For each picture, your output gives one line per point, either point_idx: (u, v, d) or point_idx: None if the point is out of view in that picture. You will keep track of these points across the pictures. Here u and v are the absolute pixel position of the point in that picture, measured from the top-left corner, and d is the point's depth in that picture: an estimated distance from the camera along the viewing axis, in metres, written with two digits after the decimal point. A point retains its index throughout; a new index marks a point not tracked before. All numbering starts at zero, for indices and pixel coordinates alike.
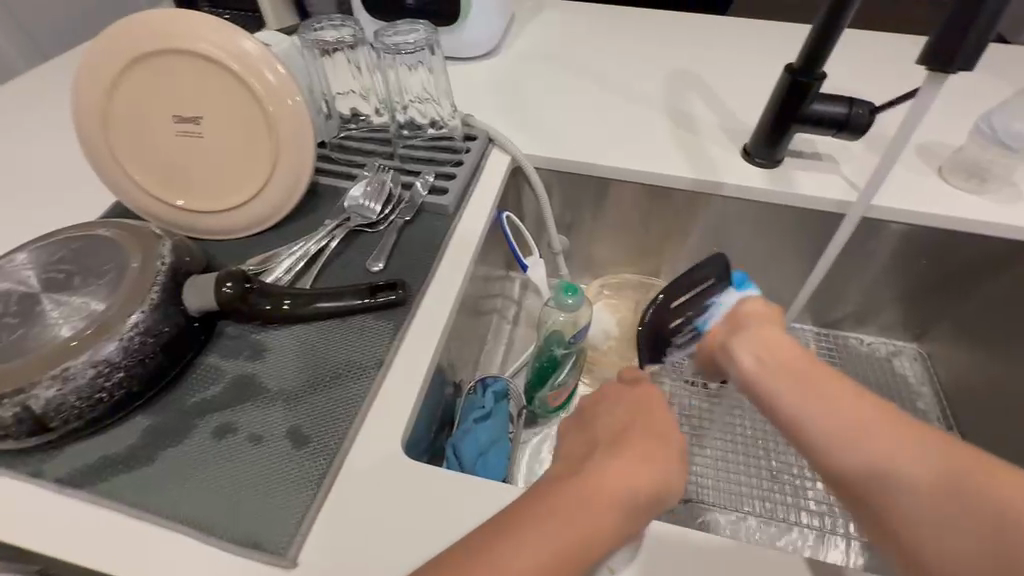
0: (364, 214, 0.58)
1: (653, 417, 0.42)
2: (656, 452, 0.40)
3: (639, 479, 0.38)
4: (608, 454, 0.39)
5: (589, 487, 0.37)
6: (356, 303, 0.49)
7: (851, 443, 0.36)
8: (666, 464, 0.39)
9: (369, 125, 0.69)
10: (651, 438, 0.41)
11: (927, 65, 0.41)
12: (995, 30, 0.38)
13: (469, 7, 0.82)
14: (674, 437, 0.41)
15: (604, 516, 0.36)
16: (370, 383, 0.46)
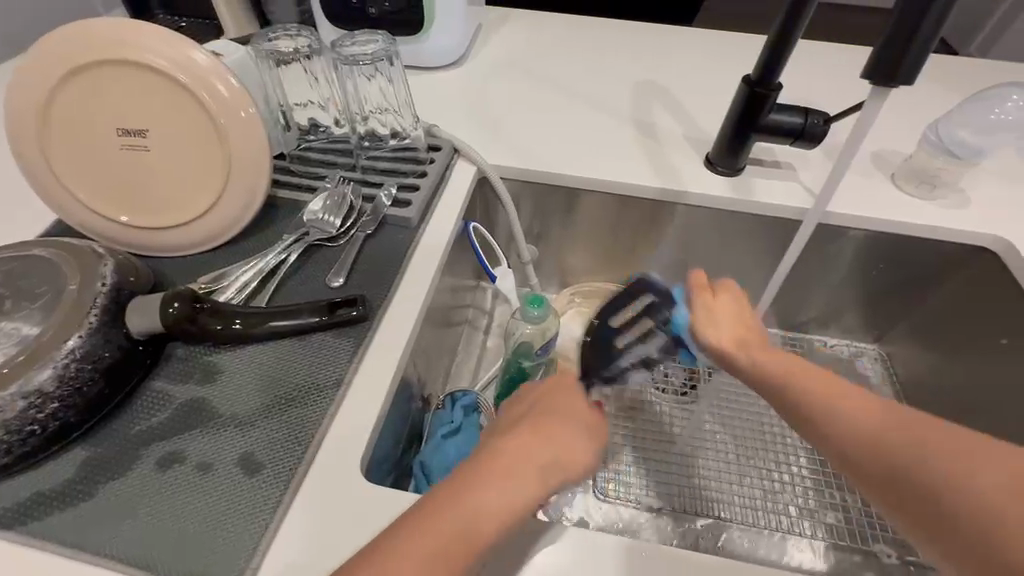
0: (324, 228, 0.56)
1: (565, 400, 0.43)
2: (559, 433, 0.40)
3: (542, 458, 0.38)
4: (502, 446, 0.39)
5: (499, 467, 0.37)
6: (313, 322, 0.48)
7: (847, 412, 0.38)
8: (571, 438, 0.40)
9: (329, 137, 0.67)
10: (559, 415, 0.41)
11: (871, 79, 0.42)
12: (932, 46, 0.39)
13: (434, 16, 0.82)
14: (581, 414, 0.42)
15: (502, 502, 0.36)
16: (328, 404, 0.44)
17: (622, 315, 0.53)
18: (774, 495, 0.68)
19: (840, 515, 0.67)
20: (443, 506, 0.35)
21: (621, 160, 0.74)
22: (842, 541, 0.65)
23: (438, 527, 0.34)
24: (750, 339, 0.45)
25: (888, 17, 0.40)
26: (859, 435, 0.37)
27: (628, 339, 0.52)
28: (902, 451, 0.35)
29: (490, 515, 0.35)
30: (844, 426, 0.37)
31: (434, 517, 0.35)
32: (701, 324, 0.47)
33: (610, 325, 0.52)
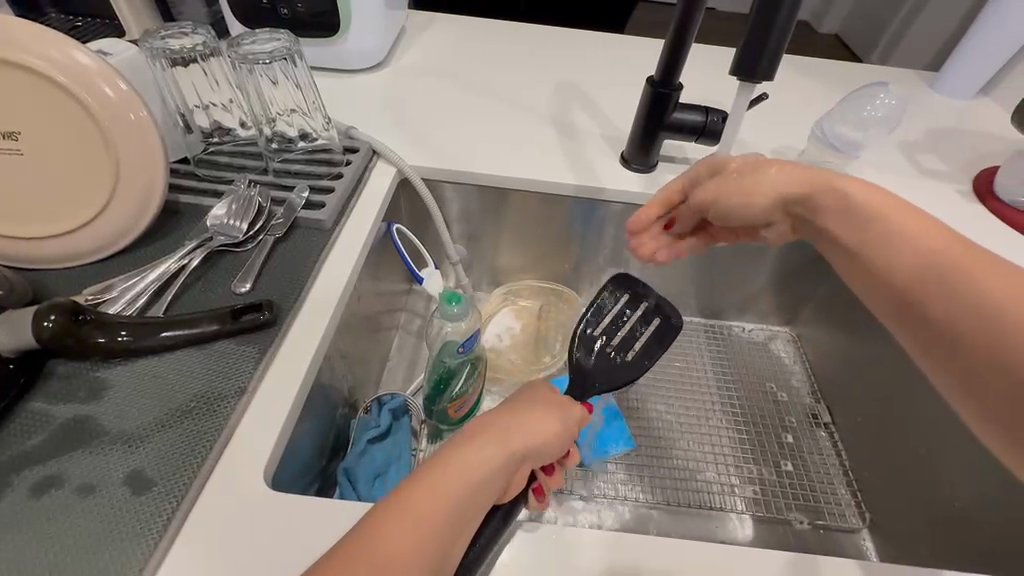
0: (229, 233, 0.54)
1: (542, 403, 0.43)
2: (534, 424, 0.41)
3: (526, 437, 0.40)
4: (481, 435, 0.38)
5: (504, 433, 0.39)
6: (214, 329, 0.46)
7: (921, 255, 0.40)
8: (543, 425, 0.42)
9: (235, 140, 0.65)
10: (529, 410, 0.42)
11: (740, 78, 0.46)
12: (784, 48, 0.44)
13: (349, 19, 0.80)
14: (551, 412, 0.43)
15: (479, 485, 0.36)
16: (230, 412, 0.42)
17: (602, 321, 0.57)
18: (703, 473, 0.71)
19: (758, 488, 0.71)
20: (425, 480, 0.34)
21: (541, 159, 0.76)
22: (761, 512, 0.69)
23: (447, 477, 0.35)
24: (811, 180, 0.46)
25: (747, 22, 0.44)
26: (927, 273, 0.39)
27: (618, 339, 0.56)
28: (935, 285, 0.38)
29: (473, 469, 0.36)
30: (896, 258, 0.41)
31: (414, 491, 0.34)
32: (739, 196, 0.50)
33: (593, 328, 0.56)
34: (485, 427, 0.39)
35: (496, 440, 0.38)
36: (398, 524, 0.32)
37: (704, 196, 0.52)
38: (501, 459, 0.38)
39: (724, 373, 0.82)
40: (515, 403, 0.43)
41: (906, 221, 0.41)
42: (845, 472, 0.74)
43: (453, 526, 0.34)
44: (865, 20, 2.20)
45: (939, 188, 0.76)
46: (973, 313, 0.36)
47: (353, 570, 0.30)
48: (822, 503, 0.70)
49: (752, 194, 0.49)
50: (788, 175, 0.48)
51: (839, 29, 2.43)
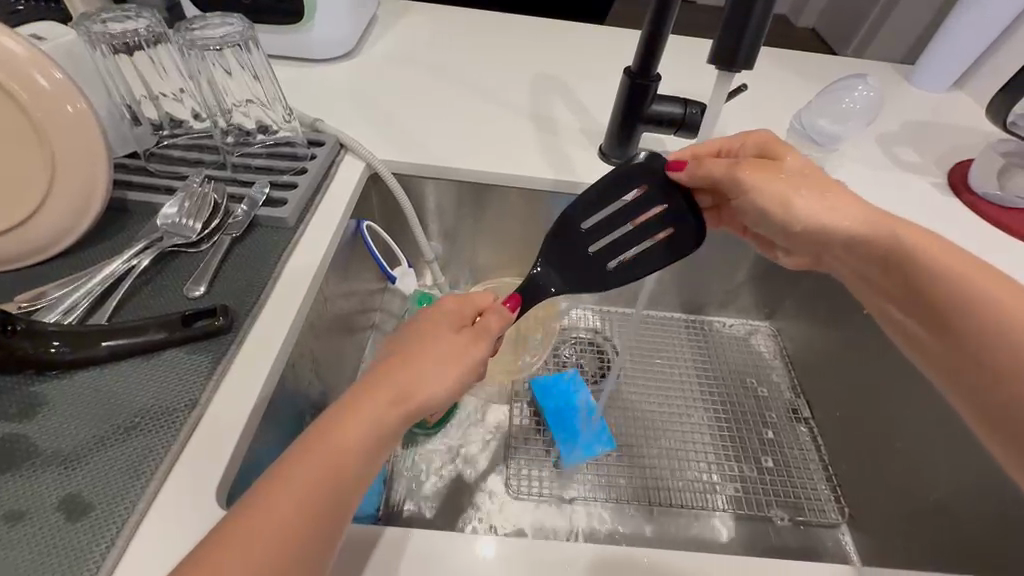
0: (182, 233, 0.51)
1: (445, 334, 0.42)
2: (439, 357, 0.40)
3: (428, 379, 0.38)
4: (376, 382, 0.38)
5: (405, 367, 0.39)
6: (163, 338, 0.43)
7: (951, 289, 0.41)
8: (434, 365, 0.39)
9: (190, 133, 0.61)
10: (428, 350, 0.40)
11: (718, 68, 0.44)
12: (763, 34, 0.42)
13: (314, 5, 0.77)
14: (461, 346, 0.41)
15: (374, 430, 0.36)
16: (179, 427, 0.39)
17: (600, 212, 0.53)
18: (686, 473, 0.70)
19: (739, 486, 0.70)
20: (323, 434, 0.35)
21: (518, 154, 0.73)
22: (741, 511, 0.68)
23: (339, 435, 0.35)
24: (849, 208, 0.45)
25: (727, 4, 0.41)
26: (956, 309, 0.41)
27: (609, 243, 0.53)
28: (972, 325, 0.41)
29: (365, 424, 0.36)
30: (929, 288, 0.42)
31: (320, 440, 0.35)
32: (774, 205, 0.47)
33: (587, 220, 0.53)
34: (382, 381, 0.38)
35: (393, 391, 0.37)
36: (292, 485, 0.33)
37: (747, 178, 0.47)
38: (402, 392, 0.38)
39: (703, 368, 0.81)
40: (416, 336, 0.42)
41: (949, 258, 0.42)
42: (825, 466, 0.73)
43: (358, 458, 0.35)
44: (841, 15, 2.23)
45: (914, 180, 0.76)
46: (1010, 351, 0.39)
47: (238, 537, 0.31)
48: (802, 499, 0.70)
49: (794, 208, 0.46)
50: (844, 208, 0.45)
51: (816, 23, 2.46)
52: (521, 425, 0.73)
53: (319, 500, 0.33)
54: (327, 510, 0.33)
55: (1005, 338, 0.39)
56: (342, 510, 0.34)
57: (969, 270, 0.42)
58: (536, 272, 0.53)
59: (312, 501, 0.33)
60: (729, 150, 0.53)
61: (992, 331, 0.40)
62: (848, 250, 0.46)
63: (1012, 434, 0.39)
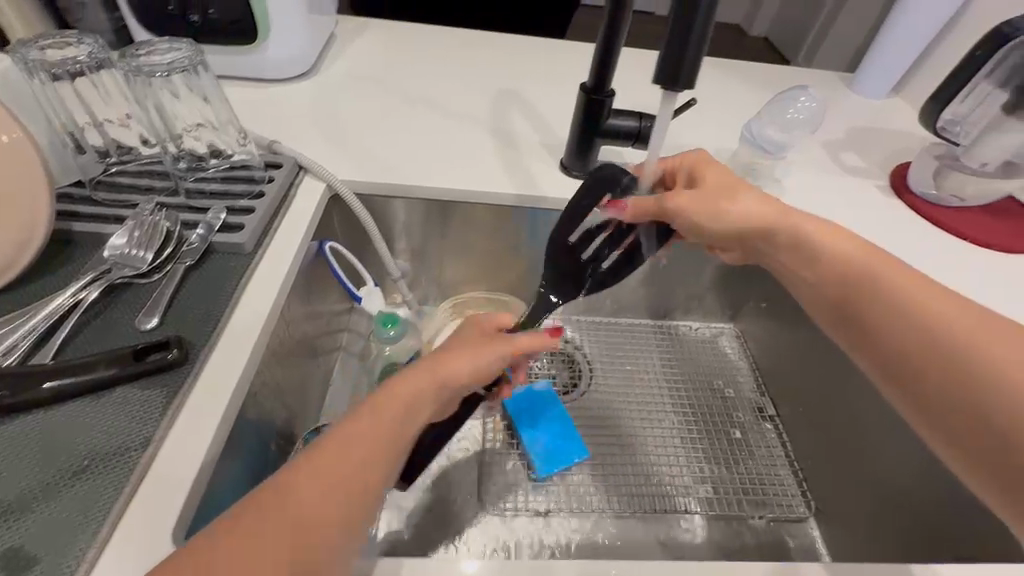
0: (132, 263, 0.49)
1: (462, 337, 0.45)
2: (459, 357, 0.42)
3: (456, 367, 0.42)
4: (388, 386, 0.40)
5: (430, 367, 0.41)
6: (113, 374, 0.41)
7: (880, 291, 0.43)
8: (454, 358, 0.42)
9: (139, 159, 0.59)
10: (442, 353, 0.43)
11: (661, 81, 0.44)
12: (701, 57, 0.43)
13: (267, 25, 0.76)
14: (483, 342, 0.44)
15: (388, 432, 0.38)
16: (133, 467, 0.38)
17: (587, 218, 0.53)
18: (660, 477, 0.72)
19: (711, 487, 0.72)
20: (339, 440, 0.37)
21: (480, 170, 0.74)
22: (713, 512, 0.70)
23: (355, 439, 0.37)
24: (774, 216, 0.48)
25: (669, 24, 0.43)
26: (882, 310, 0.43)
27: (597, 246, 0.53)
28: (902, 326, 0.42)
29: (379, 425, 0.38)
30: (859, 289, 0.44)
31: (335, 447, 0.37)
32: (709, 208, 0.49)
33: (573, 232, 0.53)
34: (396, 385, 0.40)
35: (410, 388, 0.40)
36: (309, 487, 0.35)
37: (674, 204, 0.50)
38: (432, 392, 0.41)
39: (673, 372, 0.83)
40: (440, 344, 0.45)
41: (876, 261, 0.44)
42: (790, 461, 0.76)
43: (375, 466, 0.37)
44: (790, 25, 2.34)
45: (858, 183, 0.80)
46: (935, 345, 0.40)
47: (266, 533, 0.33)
48: (770, 495, 0.72)
49: (727, 212, 0.49)
50: (769, 209, 0.48)
51: (768, 32, 2.57)
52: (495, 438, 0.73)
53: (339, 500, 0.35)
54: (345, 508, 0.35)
55: (931, 338, 0.40)
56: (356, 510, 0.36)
57: (890, 271, 0.43)
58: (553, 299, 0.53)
59: (332, 501, 0.35)
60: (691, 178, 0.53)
61: (897, 322, 0.42)
62: (784, 253, 0.48)
63: (952, 433, 0.40)
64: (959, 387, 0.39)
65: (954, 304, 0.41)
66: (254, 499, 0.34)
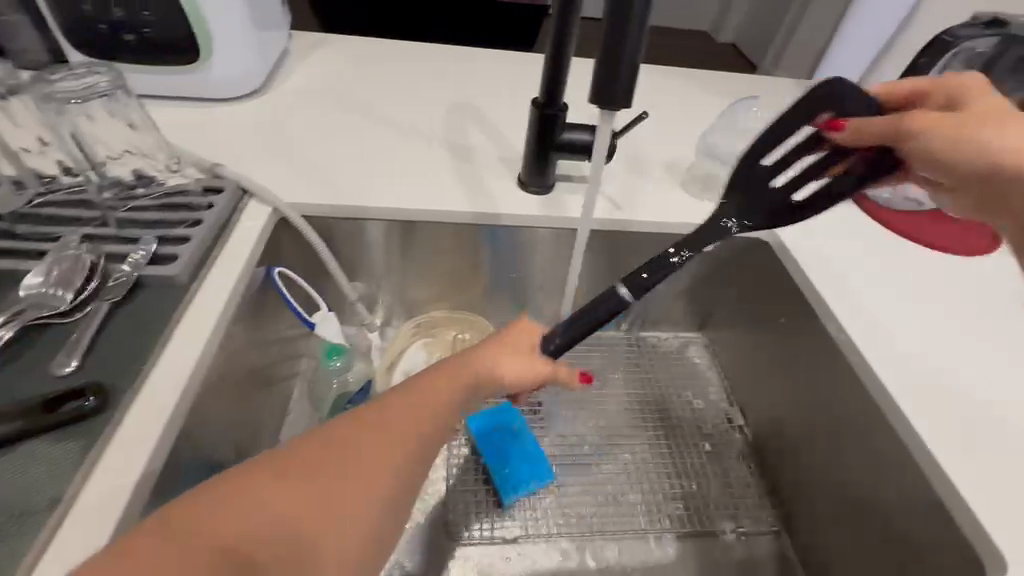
0: (50, 303, 0.46)
1: (527, 334, 0.48)
2: (519, 353, 0.46)
3: (531, 364, 0.46)
4: (446, 373, 0.41)
5: (502, 356, 0.45)
6: (19, 427, 0.38)
7: None
8: (532, 356, 0.46)
9: (64, 189, 0.56)
10: (506, 350, 0.45)
11: (596, 99, 0.44)
12: (636, 69, 0.42)
13: (210, 44, 0.73)
14: (541, 339, 0.48)
15: (434, 424, 0.37)
16: (38, 530, 0.35)
17: (775, 150, 0.50)
18: (630, 497, 0.70)
19: (681, 504, 0.71)
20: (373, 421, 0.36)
21: (435, 187, 0.72)
22: (683, 529, 0.69)
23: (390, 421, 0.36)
24: None
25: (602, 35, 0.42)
26: None
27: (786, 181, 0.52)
28: None
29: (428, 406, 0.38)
30: None
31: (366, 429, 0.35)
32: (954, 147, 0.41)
33: (764, 159, 0.51)
34: (477, 363, 0.42)
35: (480, 373, 0.42)
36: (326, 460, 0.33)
37: (913, 125, 0.43)
38: (476, 388, 0.41)
39: (642, 386, 0.82)
40: (520, 329, 0.48)
41: None
42: (759, 472, 0.75)
43: (415, 454, 0.36)
44: (755, 31, 2.39)
45: None
46: None
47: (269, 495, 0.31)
48: (739, 509, 0.71)
49: (994, 146, 0.41)
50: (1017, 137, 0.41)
51: (734, 38, 2.62)
52: (458, 463, 0.71)
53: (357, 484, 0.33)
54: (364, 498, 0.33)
55: None
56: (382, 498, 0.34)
57: None
58: (645, 277, 0.50)
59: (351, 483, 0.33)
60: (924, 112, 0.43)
61: (997, 176, 0.41)
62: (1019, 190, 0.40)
63: None
64: None
65: None
66: (275, 460, 0.33)
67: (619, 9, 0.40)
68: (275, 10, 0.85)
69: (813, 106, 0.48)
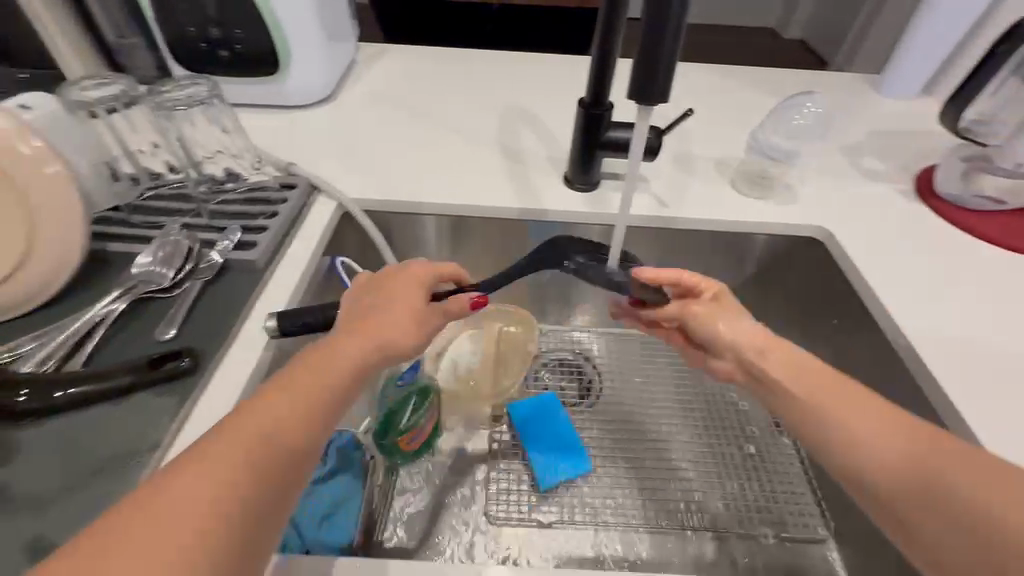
0: (155, 280, 0.53)
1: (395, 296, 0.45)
2: (390, 319, 0.44)
3: (393, 318, 0.44)
4: (304, 362, 0.41)
5: (365, 328, 0.43)
6: (131, 381, 0.45)
7: (862, 421, 0.41)
8: (394, 313, 0.44)
9: (167, 184, 0.65)
10: (364, 318, 0.44)
11: (635, 96, 0.45)
12: (674, 66, 0.44)
13: (289, 56, 0.81)
14: (405, 299, 0.46)
15: (295, 420, 0.37)
16: (141, 468, 0.41)
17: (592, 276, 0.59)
18: (668, 493, 0.70)
19: (722, 504, 0.70)
20: (230, 439, 0.35)
21: (484, 185, 0.76)
22: (721, 529, 0.68)
23: (247, 435, 0.35)
24: (804, 360, 0.46)
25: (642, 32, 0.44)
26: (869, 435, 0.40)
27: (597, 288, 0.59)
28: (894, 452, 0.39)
29: (284, 411, 0.37)
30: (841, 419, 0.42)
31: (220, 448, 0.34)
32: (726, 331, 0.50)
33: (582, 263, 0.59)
34: (336, 346, 0.41)
35: (347, 347, 0.41)
36: (187, 484, 0.32)
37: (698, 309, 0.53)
38: (362, 345, 0.42)
39: (683, 386, 0.81)
40: (378, 295, 0.46)
41: (869, 404, 0.42)
42: (808, 478, 0.72)
43: (280, 457, 0.36)
44: (825, 28, 2.28)
45: (882, 188, 0.77)
46: (924, 474, 0.37)
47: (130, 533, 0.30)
48: (785, 514, 0.69)
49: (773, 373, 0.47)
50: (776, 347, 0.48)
51: (802, 35, 2.51)
52: (500, 449, 0.74)
53: (229, 495, 0.33)
54: (228, 511, 0.32)
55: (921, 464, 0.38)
56: (259, 501, 0.34)
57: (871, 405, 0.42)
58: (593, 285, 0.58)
59: (220, 497, 0.32)
60: (700, 288, 0.53)
61: (874, 459, 0.39)
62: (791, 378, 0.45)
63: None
64: (946, 514, 0.36)
65: (935, 432, 0.39)
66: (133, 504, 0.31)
67: (659, 12, 0.42)
68: (345, 24, 0.93)
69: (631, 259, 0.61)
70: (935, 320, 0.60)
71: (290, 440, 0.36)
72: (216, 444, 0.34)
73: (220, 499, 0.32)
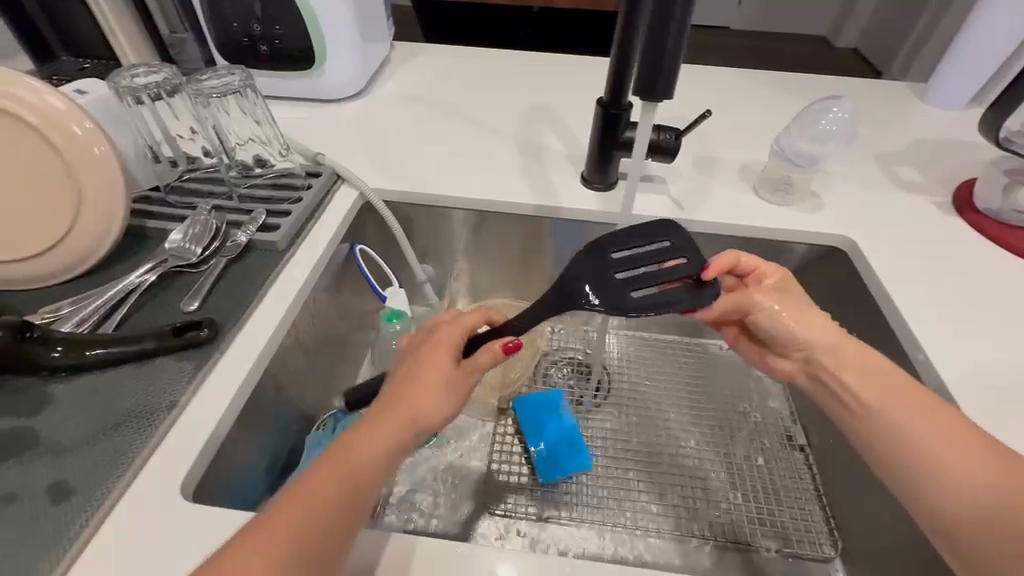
0: (184, 255, 0.57)
1: (433, 356, 0.46)
2: (429, 382, 0.44)
3: (431, 386, 0.44)
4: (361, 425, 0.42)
5: (406, 399, 0.43)
6: (154, 346, 0.49)
7: (928, 441, 0.42)
8: (433, 376, 0.44)
9: (202, 168, 0.70)
10: (408, 380, 0.44)
11: (640, 93, 0.46)
12: (678, 66, 0.45)
13: (324, 51, 0.85)
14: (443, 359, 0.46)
15: (359, 476, 0.39)
16: (155, 427, 0.44)
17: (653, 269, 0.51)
18: (673, 500, 0.69)
19: (726, 515, 0.68)
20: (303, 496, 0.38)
21: (502, 181, 0.77)
22: (723, 542, 0.66)
23: (311, 494, 0.38)
24: (885, 376, 0.46)
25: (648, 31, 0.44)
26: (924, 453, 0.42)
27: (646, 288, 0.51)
28: (950, 464, 0.41)
29: (341, 474, 0.39)
30: (906, 427, 0.43)
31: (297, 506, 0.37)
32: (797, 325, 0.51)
33: (622, 269, 0.51)
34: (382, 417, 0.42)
35: (391, 414, 0.42)
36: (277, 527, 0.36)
37: (761, 299, 0.53)
38: (401, 415, 0.42)
39: (698, 397, 0.79)
40: (417, 360, 0.46)
41: (937, 419, 0.43)
42: (818, 496, 0.70)
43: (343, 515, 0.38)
44: (881, 35, 2.18)
45: (916, 199, 0.73)
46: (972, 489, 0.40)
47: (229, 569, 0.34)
48: (790, 530, 0.67)
49: (845, 380, 0.47)
50: (855, 351, 0.48)
51: (857, 42, 2.41)
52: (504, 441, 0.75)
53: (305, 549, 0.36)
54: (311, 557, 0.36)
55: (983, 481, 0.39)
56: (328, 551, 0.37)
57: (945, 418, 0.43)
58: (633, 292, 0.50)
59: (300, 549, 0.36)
60: (760, 274, 0.55)
61: (934, 480, 0.41)
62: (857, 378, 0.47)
63: None
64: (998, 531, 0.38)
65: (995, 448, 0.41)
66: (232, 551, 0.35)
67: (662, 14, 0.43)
68: (381, 23, 0.96)
69: (682, 250, 0.52)
70: (961, 337, 0.57)
71: (351, 489, 0.39)
72: (290, 504, 0.37)
73: (297, 546, 0.36)
